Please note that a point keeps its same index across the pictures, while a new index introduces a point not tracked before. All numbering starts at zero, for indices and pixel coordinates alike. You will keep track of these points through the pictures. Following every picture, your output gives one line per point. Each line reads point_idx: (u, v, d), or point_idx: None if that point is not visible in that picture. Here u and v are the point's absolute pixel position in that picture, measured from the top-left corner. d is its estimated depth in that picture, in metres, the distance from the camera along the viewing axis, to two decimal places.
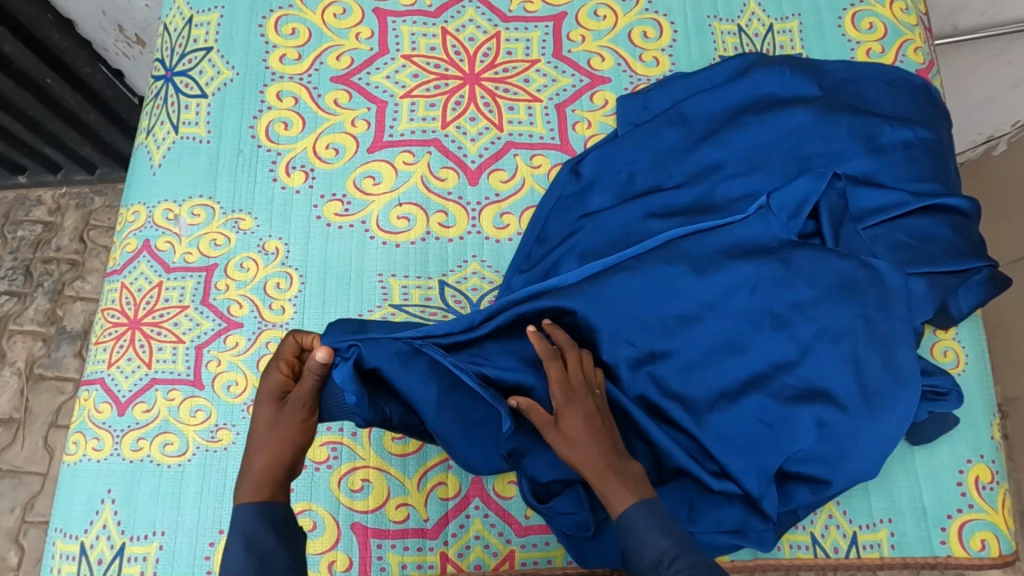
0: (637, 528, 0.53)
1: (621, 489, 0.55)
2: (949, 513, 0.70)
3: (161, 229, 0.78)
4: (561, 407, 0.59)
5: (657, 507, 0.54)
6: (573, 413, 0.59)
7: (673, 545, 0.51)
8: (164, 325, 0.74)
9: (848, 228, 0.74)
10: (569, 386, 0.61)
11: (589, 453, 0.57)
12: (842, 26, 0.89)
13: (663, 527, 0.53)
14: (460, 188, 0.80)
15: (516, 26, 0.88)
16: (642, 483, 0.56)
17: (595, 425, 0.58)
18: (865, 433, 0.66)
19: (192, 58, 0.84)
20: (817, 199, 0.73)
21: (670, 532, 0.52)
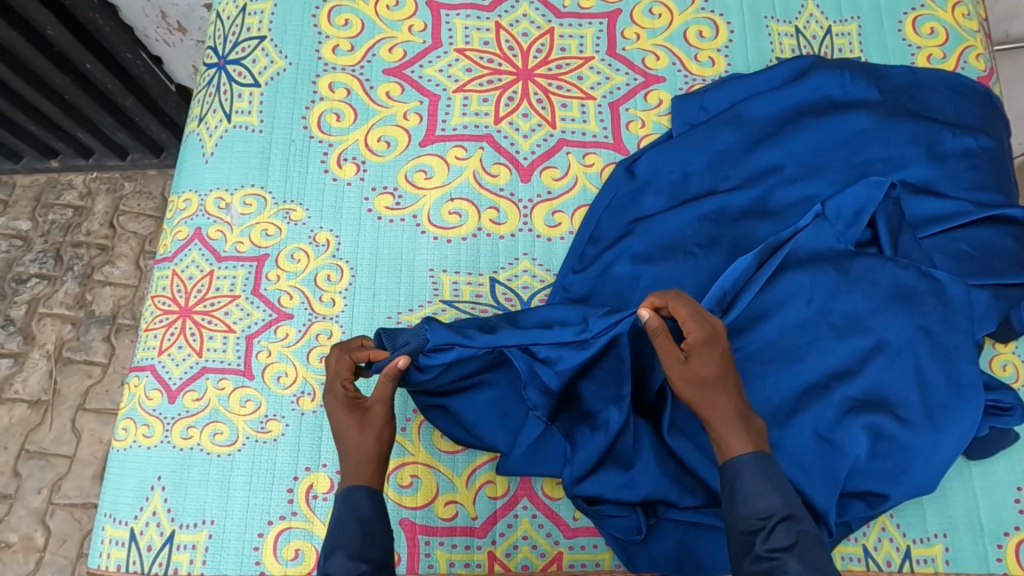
0: (750, 478, 0.52)
1: (743, 438, 0.54)
2: (1006, 531, 0.69)
3: (212, 218, 0.77)
4: (695, 343, 0.57)
5: (774, 463, 0.53)
6: (709, 351, 0.56)
7: (785, 505, 0.50)
8: (214, 314, 0.74)
9: (910, 237, 0.72)
10: (708, 319, 0.58)
11: (717, 401, 0.55)
12: (903, 31, 0.87)
13: (781, 487, 0.51)
14: (512, 185, 0.80)
15: (570, 22, 0.87)
16: (762, 439, 0.55)
17: (725, 368, 0.57)
18: (927, 447, 0.65)
19: (245, 47, 0.83)
20: (874, 209, 0.71)
21: (786, 493, 0.51)
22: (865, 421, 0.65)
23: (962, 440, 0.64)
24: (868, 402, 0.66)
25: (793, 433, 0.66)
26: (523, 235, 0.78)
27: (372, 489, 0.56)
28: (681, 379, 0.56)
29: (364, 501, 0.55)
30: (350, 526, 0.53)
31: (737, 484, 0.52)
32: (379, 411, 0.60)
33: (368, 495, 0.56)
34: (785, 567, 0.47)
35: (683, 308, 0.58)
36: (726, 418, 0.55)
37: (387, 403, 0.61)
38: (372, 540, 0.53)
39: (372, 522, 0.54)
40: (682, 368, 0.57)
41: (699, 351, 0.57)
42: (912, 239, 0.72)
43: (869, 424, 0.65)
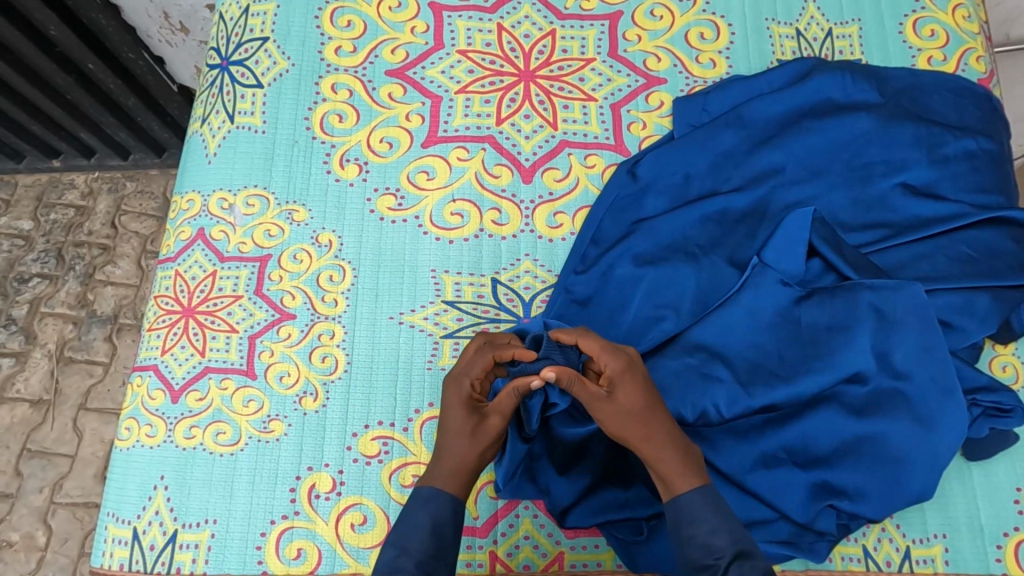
0: (693, 514, 0.53)
1: (679, 471, 0.55)
2: (1006, 531, 0.69)
3: (215, 218, 0.78)
4: (617, 378, 0.58)
5: (714, 494, 0.55)
6: (631, 385, 0.58)
7: (734, 541, 0.51)
8: (217, 314, 0.74)
9: (853, 252, 0.71)
10: (618, 352, 0.60)
11: (648, 435, 0.57)
12: (904, 33, 0.87)
13: (725, 520, 0.52)
14: (514, 186, 0.80)
15: (572, 24, 0.87)
16: (699, 468, 0.56)
17: (647, 397, 0.58)
18: (938, 451, 0.63)
19: (248, 48, 0.84)
20: (807, 239, 0.69)
21: (731, 528, 0.52)
22: (867, 422, 0.65)
23: (952, 448, 0.62)
24: (873, 403, 0.66)
25: (793, 434, 0.66)
26: (526, 236, 0.78)
27: (456, 503, 0.57)
28: (608, 416, 0.58)
29: (448, 512, 0.56)
30: (428, 537, 0.54)
31: (680, 524, 0.53)
32: (493, 424, 0.59)
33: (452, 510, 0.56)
34: None
35: (592, 344, 0.60)
36: (658, 451, 0.57)
37: (504, 418, 0.60)
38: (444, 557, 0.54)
39: (448, 536, 0.55)
40: (606, 405, 0.58)
41: (619, 385, 0.58)
42: (854, 253, 0.71)
43: (872, 426, 0.65)
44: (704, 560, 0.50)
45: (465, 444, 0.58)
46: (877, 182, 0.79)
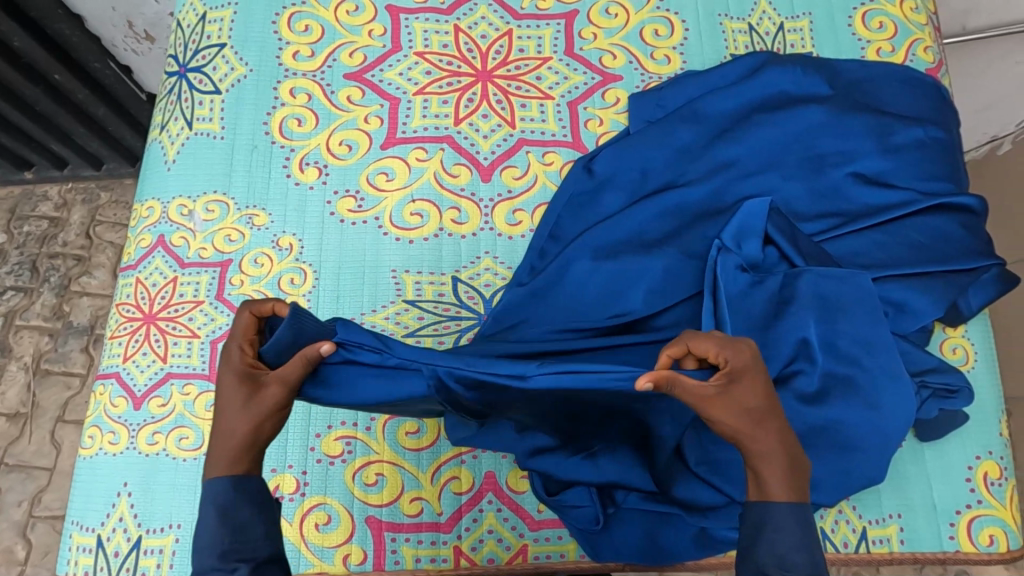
0: (779, 529, 0.46)
1: (783, 485, 0.47)
2: (958, 509, 0.71)
3: (175, 225, 0.78)
4: (742, 375, 0.48)
5: (807, 511, 0.48)
6: (756, 384, 0.48)
7: (809, 562, 0.46)
8: (179, 320, 0.75)
9: (807, 240, 0.72)
10: (741, 343, 0.49)
11: (757, 439, 0.48)
12: (852, 25, 0.89)
13: (808, 540, 0.47)
14: (473, 185, 0.81)
15: (528, 23, 0.88)
16: (801, 481, 0.49)
17: (768, 401, 0.49)
18: (883, 431, 0.65)
19: (206, 55, 0.84)
20: (764, 227, 0.70)
21: (811, 547, 0.47)
22: (822, 406, 0.66)
23: (896, 427, 0.65)
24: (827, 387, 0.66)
25: None
26: (485, 234, 0.79)
27: (240, 481, 0.48)
28: (726, 409, 0.48)
29: (233, 496, 0.48)
30: (215, 526, 0.47)
31: (763, 532, 0.47)
32: (270, 392, 0.49)
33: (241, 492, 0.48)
34: None
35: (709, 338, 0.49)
36: (767, 455, 0.48)
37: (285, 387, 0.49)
38: (247, 537, 0.47)
39: (242, 516, 0.48)
40: (719, 404, 0.48)
41: (749, 381, 0.48)
42: (807, 241, 0.72)
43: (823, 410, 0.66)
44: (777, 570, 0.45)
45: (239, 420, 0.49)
46: (831, 171, 0.80)
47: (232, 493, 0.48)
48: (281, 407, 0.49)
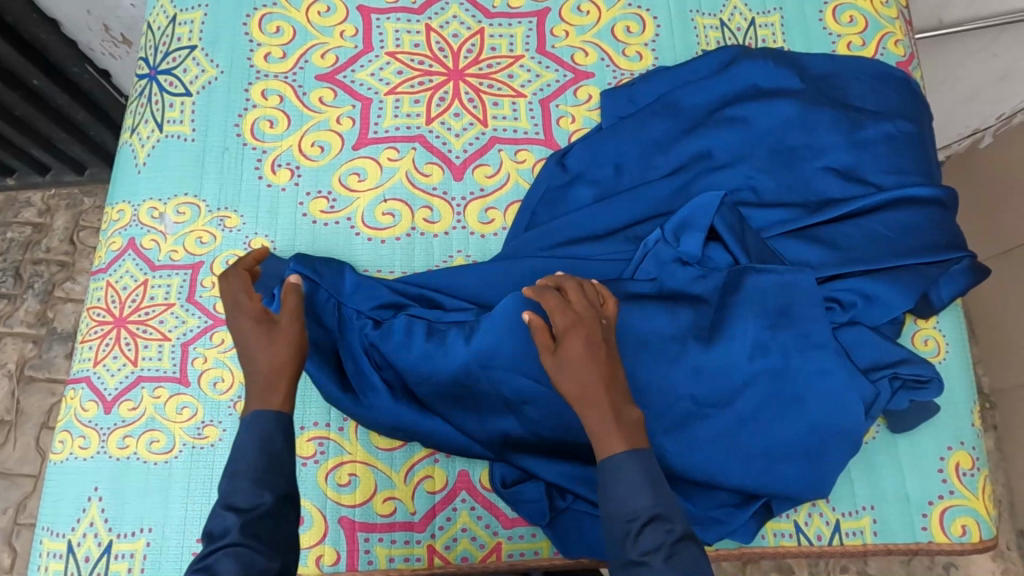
0: (617, 477, 0.52)
1: (614, 434, 0.53)
2: (931, 500, 0.71)
3: (146, 228, 0.78)
4: (562, 330, 0.58)
5: (647, 458, 0.53)
6: (574, 338, 0.57)
7: (653, 505, 0.50)
8: (149, 323, 0.74)
9: (757, 238, 0.74)
10: (569, 306, 0.59)
11: (578, 384, 0.56)
12: (823, 20, 0.89)
13: (650, 482, 0.51)
14: (445, 184, 0.81)
15: (499, 22, 0.88)
16: (636, 433, 0.54)
17: (590, 354, 0.57)
18: (846, 422, 0.66)
19: (176, 57, 0.84)
20: (711, 219, 0.72)
21: (657, 490, 0.51)
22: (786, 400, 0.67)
23: (859, 420, 0.66)
24: (795, 382, 0.67)
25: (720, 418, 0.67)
26: (458, 232, 0.79)
27: (284, 416, 0.58)
28: (553, 369, 0.57)
29: (250, 451, 0.55)
30: (257, 455, 0.55)
31: (606, 483, 0.52)
32: (289, 326, 0.62)
33: (251, 438, 0.56)
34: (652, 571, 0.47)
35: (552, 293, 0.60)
36: (582, 397, 0.55)
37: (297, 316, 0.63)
38: (277, 471, 0.55)
39: (279, 447, 0.56)
40: (551, 358, 0.57)
41: (566, 338, 0.57)
42: (758, 239, 0.74)
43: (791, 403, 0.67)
44: (624, 519, 0.50)
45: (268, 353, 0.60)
46: (802, 165, 0.81)
47: (273, 424, 0.57)
48: (299, 338, 0.62)
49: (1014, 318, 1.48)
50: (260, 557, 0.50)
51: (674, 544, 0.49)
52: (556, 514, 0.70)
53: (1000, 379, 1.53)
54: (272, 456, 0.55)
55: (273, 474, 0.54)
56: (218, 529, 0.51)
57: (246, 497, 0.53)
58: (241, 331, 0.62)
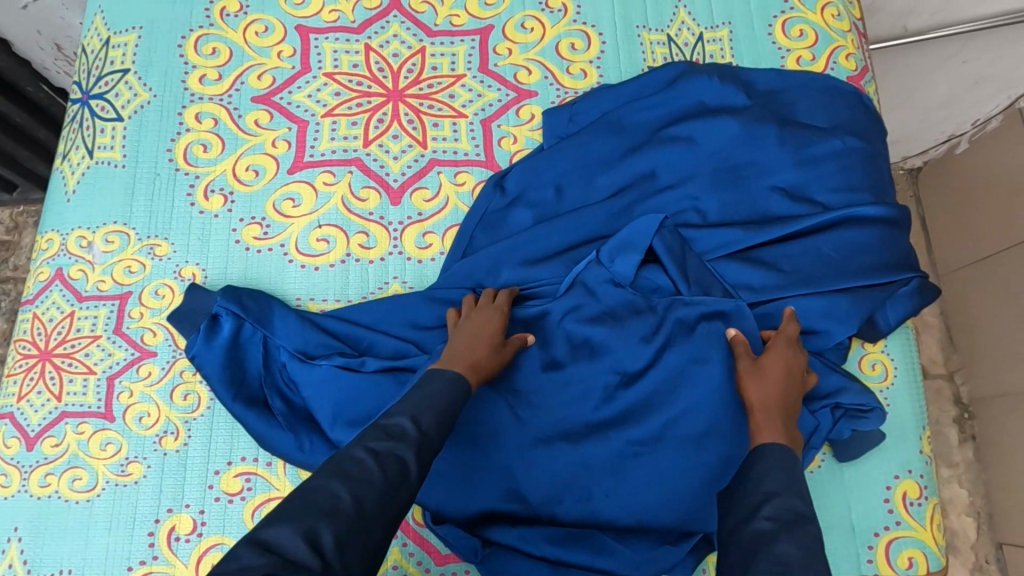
0: (772, 462, 0.56)
1: (777, 430, 0.60)
2: (876, 531, 0.69)
3: (73, 257, 0.76)
4: (779, 350, 0.65)
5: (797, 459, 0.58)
6: (783, 361, 0.64)
7: (790, 488, 0.54)
8: (75, 356, 0.72)
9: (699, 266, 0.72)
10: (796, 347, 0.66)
11: (765, 395, 0.62)
12: (772, 34, 0.87)
13: (790, 473, 0.56)
14: (382, 208, 0.79)
15: (441, 40, 0.86)
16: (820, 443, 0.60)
17: (795, 377, 0.64)
18: None
19: (109, 81, 0.82)
20: (649, 240, 0.71)
21: (795, 478, 0.55)
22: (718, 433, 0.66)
23: None
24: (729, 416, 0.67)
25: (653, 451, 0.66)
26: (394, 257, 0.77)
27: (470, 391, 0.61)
28: (755, 379, 0.63)
29: (438, 399, 0.57)
30: (439, 399, 0.57)
31: (764, 468, 0.56)
32: (511, 349, 0.68)
33: (448, 390, 0.59)
34: (778, 539, 0.49)
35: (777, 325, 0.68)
36: (766, 402, 0.61)
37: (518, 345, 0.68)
38: (444, 416, 0.56)
39: (457, 406, 0.58)
40: (753, 367, 0.64)
41: (776, 359, 0.64)
42: (699, 262, 0.72)
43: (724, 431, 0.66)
44: (794, 497, 0.53)
45: (480, 351, 0.65)
46: (747, 184, 0.79)
47: (455, 386, 0.59)
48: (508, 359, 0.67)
49: (989, 327, 1.46)
50: (393, 460, 0.50)
51: (804, 513, 0.52)
52: (487, 550, 0.68)
53: (977, 388, 1.50)
54: (451, 410, 0.58)
55: (439, 419, 0.56)
56: (353, 462, 0.49)
57: (423, 426, 0.54)
58: (485, 326, 0.67)
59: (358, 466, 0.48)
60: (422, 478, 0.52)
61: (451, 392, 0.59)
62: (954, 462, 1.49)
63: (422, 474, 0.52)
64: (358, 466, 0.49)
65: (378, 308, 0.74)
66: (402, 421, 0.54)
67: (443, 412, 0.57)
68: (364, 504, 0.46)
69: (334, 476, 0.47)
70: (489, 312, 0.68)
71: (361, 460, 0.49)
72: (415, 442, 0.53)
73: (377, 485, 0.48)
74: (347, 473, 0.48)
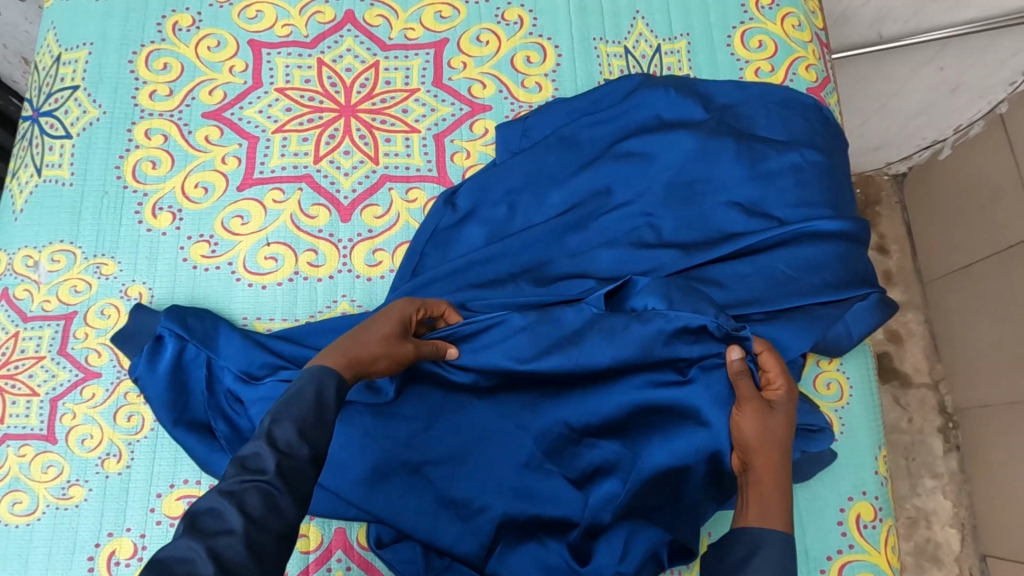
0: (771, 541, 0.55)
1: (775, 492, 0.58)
2: (829, 554, 0.67)
3: (20, 277, 0.75)
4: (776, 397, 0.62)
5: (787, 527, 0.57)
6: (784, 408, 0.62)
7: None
8: (18, 377, 0.72)
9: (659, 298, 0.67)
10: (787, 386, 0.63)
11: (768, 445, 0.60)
12: (731, 45, 0.86)
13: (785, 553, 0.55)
14: (332, 225, 0.78)
15: (395, 54, 0.85)
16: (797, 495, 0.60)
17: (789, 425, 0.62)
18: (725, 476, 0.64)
19: (59, 98, 0.81)
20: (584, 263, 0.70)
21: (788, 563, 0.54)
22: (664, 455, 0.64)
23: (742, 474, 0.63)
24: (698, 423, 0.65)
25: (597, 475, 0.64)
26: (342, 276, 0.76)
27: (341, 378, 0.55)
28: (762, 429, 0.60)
29: (308, 398, 0.51)
30: (310, 402, 0.51)
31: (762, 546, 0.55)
32: (409, 350, 0.63)
33: (313, 386, 0.52)
34: None
35: (758, 342, 0.64)
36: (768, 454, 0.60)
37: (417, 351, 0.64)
38: (316, 425, 0.50)
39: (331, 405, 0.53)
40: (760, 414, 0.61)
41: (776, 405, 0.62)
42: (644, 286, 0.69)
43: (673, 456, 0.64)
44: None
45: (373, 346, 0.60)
46: (702, 200, 0.78)
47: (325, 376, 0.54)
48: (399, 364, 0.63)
49: (973, 335, 1.44)
50: (255, 497, 0.44)
51: None
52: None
53: (962, 398, 1.48)
54: (322, 406, 0.52)
55: (314, 428, 0.50)
56: (207, 514, 0.43)
57: (288, 437, 0.48)
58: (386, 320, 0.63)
59: (213, 523, 0.42)
60: (301, 508, 0.47)
61: (320, 402, 0.52)
62: (938, 473, 1.47)
63: (299, 505, 0.47)
64: (217, 518, 0.43)
65: (322, 328, 0.73)
66: (260, 453, 0.47)
67: (315, 426, 0.50)
68: (225, 562, 0.41)
69: (186, 538, 0.41)
70: (401, 314, 0.64)
71: (220, 515, 0.43)
72: (283, 473, 0.46)
73: (245, 539, 0.42)
74: (202, 529, 0.42)
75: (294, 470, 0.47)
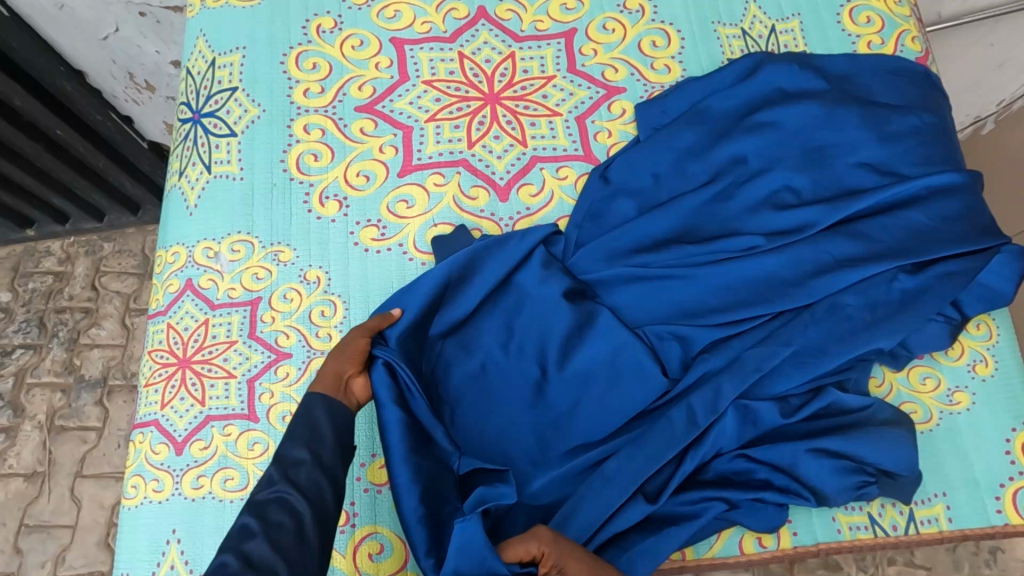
0: None
1: None
2: (1001, 482, 0.72)
3: (202, 268, 0.79)
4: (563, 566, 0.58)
5: None
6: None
7: None
8: (213, 361, 0.75)
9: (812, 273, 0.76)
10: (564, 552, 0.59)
11: None
12: (841, 22, 0.92)
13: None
14: (492, 205, 0.82)
15: (529, 45, 0.90)
16: None
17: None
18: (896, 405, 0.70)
19: (219, 99, 0.85)
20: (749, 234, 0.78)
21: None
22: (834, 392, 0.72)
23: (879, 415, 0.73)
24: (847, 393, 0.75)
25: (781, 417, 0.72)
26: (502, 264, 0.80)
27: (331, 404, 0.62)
28: None
29: (296, 421, 0.60)
30: (301, 423, 0.60)
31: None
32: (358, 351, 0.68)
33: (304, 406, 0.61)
34: None
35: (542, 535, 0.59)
36: None
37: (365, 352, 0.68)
38: (317, 429, 0.59)
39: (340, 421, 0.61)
40: None
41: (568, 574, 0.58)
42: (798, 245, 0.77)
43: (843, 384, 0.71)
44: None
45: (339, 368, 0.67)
46: (835, 163, 0.83)
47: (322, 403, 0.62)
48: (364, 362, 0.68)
49: None
50: (270, 509, 0.53)
51: None
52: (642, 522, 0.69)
53: None
54: (313, 420, 0.60)
55: (316, 439, 0.59)
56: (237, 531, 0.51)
57: (296, 453, 0.57)
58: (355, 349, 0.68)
59: (236, 541, 0.51)
60: (318, 509, 0.54)
61: (314, 426, 0.60)
62: None
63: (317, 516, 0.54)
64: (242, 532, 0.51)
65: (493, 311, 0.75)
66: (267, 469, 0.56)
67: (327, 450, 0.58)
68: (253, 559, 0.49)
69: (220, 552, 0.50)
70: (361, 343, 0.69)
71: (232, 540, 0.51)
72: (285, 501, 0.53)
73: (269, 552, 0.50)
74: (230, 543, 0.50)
75: (300, 484, 0.55)
